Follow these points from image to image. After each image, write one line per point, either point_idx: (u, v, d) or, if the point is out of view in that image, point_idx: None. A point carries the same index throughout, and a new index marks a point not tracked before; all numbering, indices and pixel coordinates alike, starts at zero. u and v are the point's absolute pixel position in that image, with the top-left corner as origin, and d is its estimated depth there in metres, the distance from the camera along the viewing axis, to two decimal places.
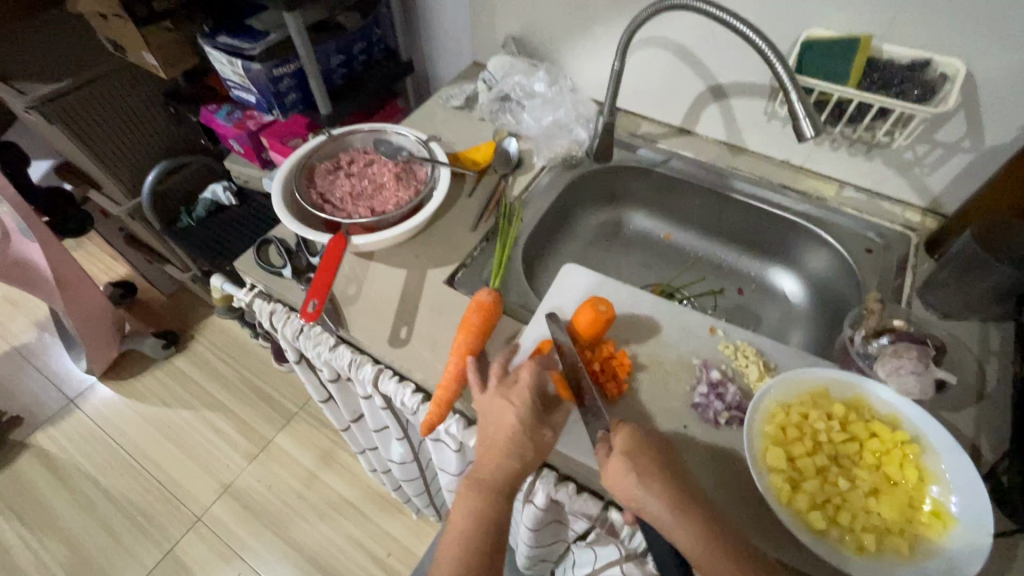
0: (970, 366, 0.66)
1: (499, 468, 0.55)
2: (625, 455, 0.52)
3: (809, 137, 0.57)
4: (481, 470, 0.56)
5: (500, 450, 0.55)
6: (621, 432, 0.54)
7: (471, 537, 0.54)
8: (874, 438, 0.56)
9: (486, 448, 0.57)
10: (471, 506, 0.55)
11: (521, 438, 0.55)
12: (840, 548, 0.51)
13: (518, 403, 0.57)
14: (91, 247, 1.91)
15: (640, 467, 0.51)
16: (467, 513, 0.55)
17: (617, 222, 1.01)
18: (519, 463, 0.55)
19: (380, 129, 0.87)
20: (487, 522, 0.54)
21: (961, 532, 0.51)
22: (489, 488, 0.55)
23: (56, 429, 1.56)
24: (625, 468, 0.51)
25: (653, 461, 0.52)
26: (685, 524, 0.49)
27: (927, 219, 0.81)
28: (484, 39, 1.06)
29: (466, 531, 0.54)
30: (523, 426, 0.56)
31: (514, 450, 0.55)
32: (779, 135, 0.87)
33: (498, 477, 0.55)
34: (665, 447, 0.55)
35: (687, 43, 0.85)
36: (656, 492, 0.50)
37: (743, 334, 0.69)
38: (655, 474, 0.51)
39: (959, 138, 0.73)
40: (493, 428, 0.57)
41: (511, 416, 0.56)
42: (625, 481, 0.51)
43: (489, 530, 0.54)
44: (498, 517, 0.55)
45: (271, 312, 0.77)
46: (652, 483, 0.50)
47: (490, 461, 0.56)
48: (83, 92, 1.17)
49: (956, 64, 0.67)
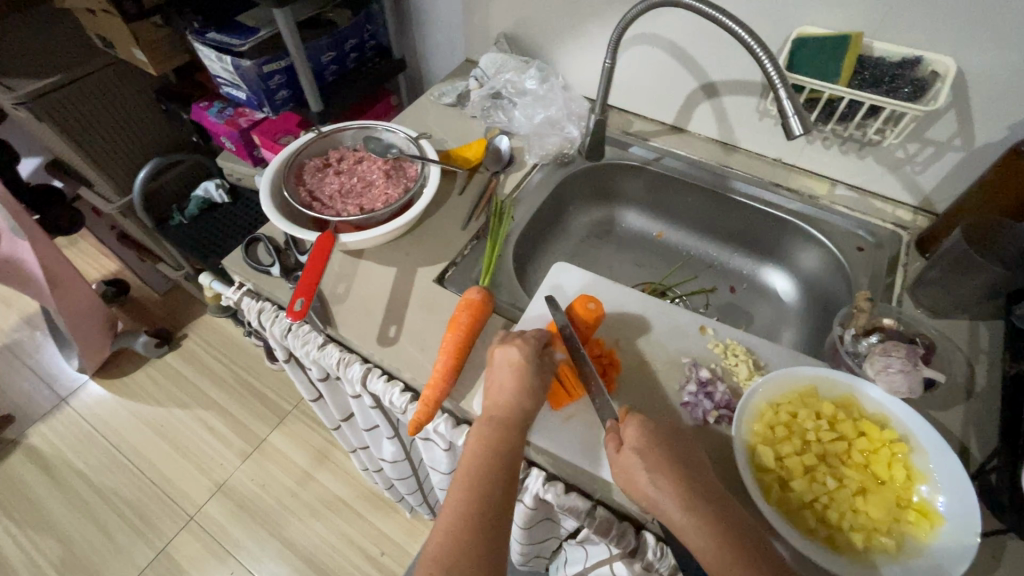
0: (960, 364, 0.66)
1: (514, 402, 0.57)
2: (635, 450, 0.52)
3: (798, 135, 0.57)
4: (495, 408, 0.57)
5: (515, 384, 0.58)
6: (631, 424, 0.55)
7: (485, 467, 0.52)
8: (863, 437, 0.56)
9: (498, 388, 0.59)
10: (487, 438, 0.55)
11: (533, 373, 0.59)
12: (827, 548, 0.51)
13: (523, 342, 0.61)
14: (84, 245, 1.90)
15: (649, 461, 0.51)
16: (482, 445, 0.54)
17: (609, 221, 1.01)
18: (533, 397, 0.57)
19: (370, 126, 0.86)
20: (504, 452, 0.54)
21: (948, 531, 0.50)
22: (504, 422, 0.56)
23: (48, 427, 1.55)
24: (635, 462, 0.52)
25: (666, 456, 0.52)
26: (696, 524, 0.48)
27: (919, 217, 0.81)
28: (477, 36, 1.06)
29: (480, 461, 0.53)
30: (532, 361, 0.59)
31: (527, 382, 0.58)
32: (770, 133, 0.87)
33: (513, 411, 0.57)
34: (680, 442, 0.54)
35: (679, 40, 0.85)
36: (667, 488, 0.50)
37: (733, 332, 0.69)
38: (665, 469, 0.51)
39: (950, 136, 0.73)
40: (503, 367, 0.60)
41: (518, 352, 0.60)
42: (637, 478, 0.51)
43: (504, 462, 0.53)
44: (511, 447, 0.54)
45: (259, 311, 0.76)
46: (660, 479, 0.50)
47: (503, 397, 0.58)
48: (72, 88, 1.16)
49: (947, 62, 0.67)
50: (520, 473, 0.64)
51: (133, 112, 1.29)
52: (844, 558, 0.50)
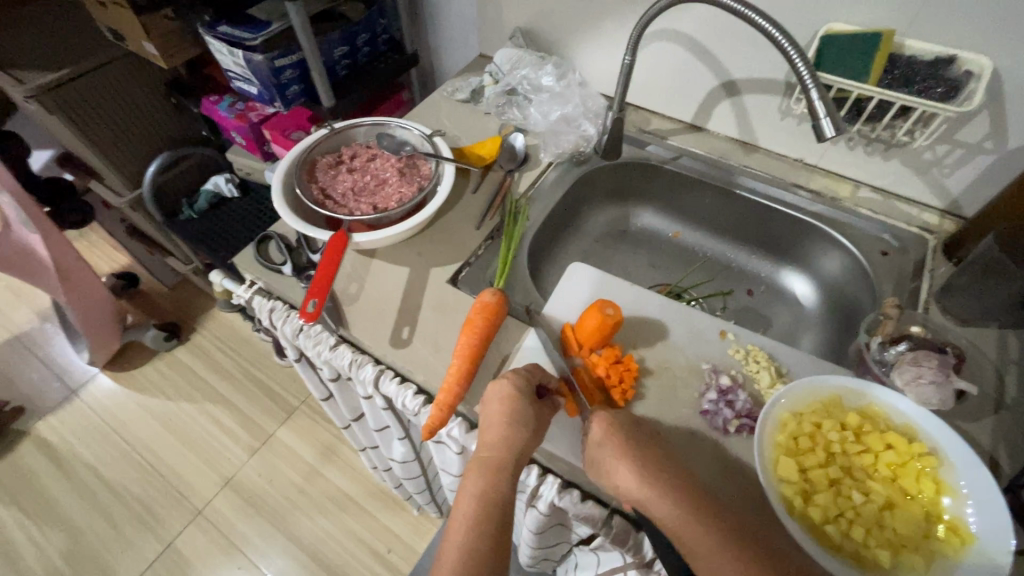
0: (990, 375, 0.64)
1: (506, 441, 0.54)
2: (597, 444, 0.54)
3: (829, 137, 0.55)
4: (484, 449, 0.55)
5: (503, 424, 0.54)
6: (596, 421, 0.55)
7: (477, 522, 0.51)
8: (890, 450, 0.54)
9: (486, 426, 0.56)
10: (477, 486, 0.53)
11: (524, 409, 0.55)
12: (853, 565, 0.49)
13: (512, 377, 0.58)
14: (94, 237, 1.91)
15: (607, 451, 0.53)
16: (474, 495, 0.53)
17: (624, 221, 0.99)
18: (526, 434, 0.55)
19: (383, 122, 0.85)
20: (497, 499, 0.52)
21: (980, 549, 0.49)
22: (495, 465, 0.54)
23: (57, 419, 1.55)
24: (598, 454, 0.53)
25: (630, 442, 0.53)
26: (658, 501, 0.50)
27: (946, 221, 0.79)
28: (491, 30, 1.04)
29: (471, 513, 0.52)
30: (521, 395, 0.56)
31: (519, 420, 0.55)
32: (793, 133, 0.85)
33: (502, 452, 0.54)
34: (643, 430, 0.55)
35: (701, 37, 0.83)
36: (623, 471, 0.51)
37: (754, 338, 0.67)
38: (623, 455, 0.52)
39: (982, 138, 0.70)
40: (491, 403, 0.56)
41: (508, 387, 0.57)
42: (601, 465, 0.53)
43: (496, 508, 0.52)
44: (502, 493, 0.53)
45: (270, 310, 0.75)
46: (617, 464, 0.52)
47: (492, 436, 0.55)
48: (83, 81, 1.15)
49: (983, 61, 0.65)
50: (535, 480, 0.63)
51: (143, 105, 1.28)
52: (872, 575, 0.49)
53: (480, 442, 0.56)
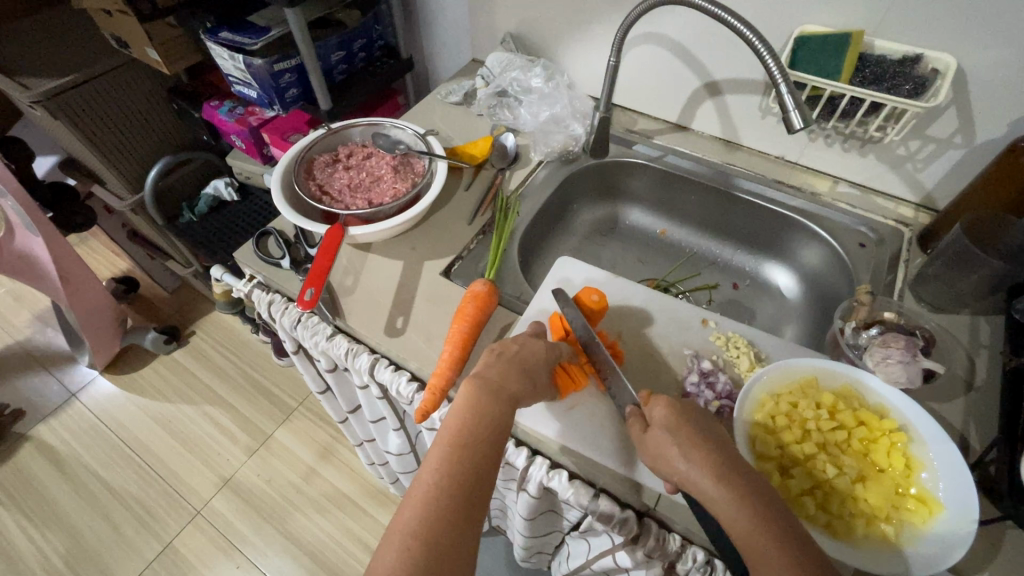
0: (960, 358, 0.66)
1: (510, 375, 0.54)
2: (665, 430, 0.52)
3: (798, 129, 0.58)
4: (486, 374, 0.53)
5: (512, 364, 0.55)
6: (659, 404, 0.55)
7: (470, 437, 0.48)
8: (863, 426, 0.57)
9: (494, 361, 0.55)
10: (474, 403, 0.50)
11: (539, 364, 0.57)
12: (825, 535, 0.51)
13: (548, 346, 0.60)
14: (95, 243, 1.93)
15: (681, 440, 0.51)
16: (466, 408, 0.50)
17: (612, 218, 1.02)
18: (530, 380, 0.55)
19: (378, 122, 0.88)
20: (491, 418, 0.49)
21: (946, 519, 0.51)
22: (496, 389, 0.52)
23: (58, 422, 1.57)
24: (664, 438, 0.52)
25: (699, 433, 0.51)
26: (728, 497, 0.47)
27: (920, 214, 0.82)
28: (483, 36, 1.07)
29: (463, 429, 0.48)
30: (543, 357, 0.58)
31: (529, 369, 0.56)
32: (773, 131, 0.88)
33: (505, 381, 0.53)
34: (710, 423, 0.54)
35: (683, 40, 0.86)
36: (697, 462, 0.49)
37: (734, 326, 0.70)
38: (697, 445, 0.50)
39: (950, 133, 0.74)
40: (511, 348, 0.57)
41: (540, 348, 0.58)
42: (667, 453, 0.51)
43: (490, 430, 0.49)
44: (498, 417, 0.50)
45: (269, 302, 0.78)
46: (690, 453, 0.50)
47: (501, 368, 0.54)
48: (88, 87, 1.17)
49: (947, 60, 0.68)
50: (525, 463, 0.65)
51: (145, 111, 1.31)
52: (844, 543, 0.51)
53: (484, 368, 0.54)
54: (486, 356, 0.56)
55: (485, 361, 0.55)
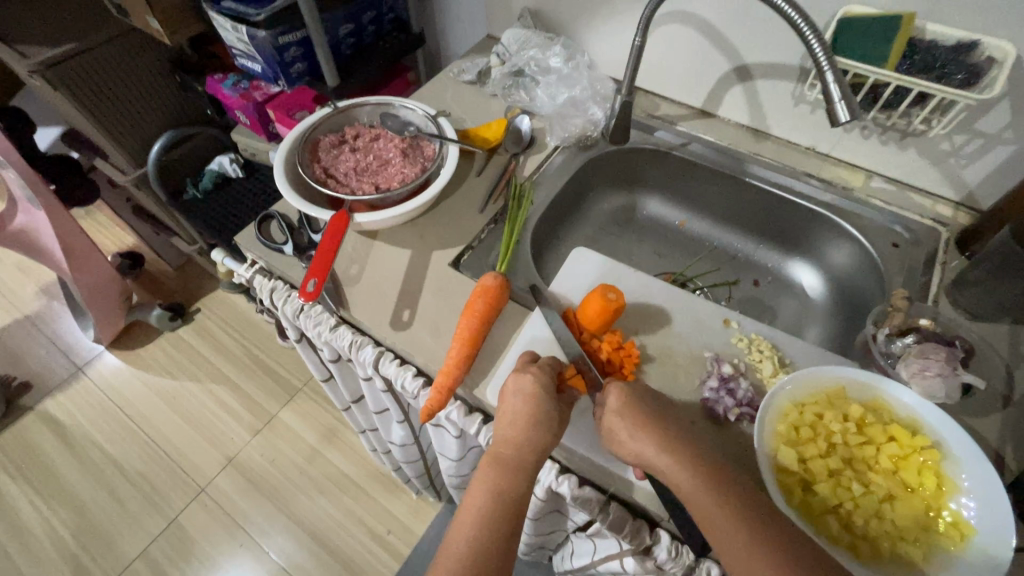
0: (999, 371, 0.62)
1: (523, 441, 0.53)
2: (617, 414, 0.53)
3: (843, 121, 0.54)
4: (503, 444, 0.54)
5: (527, 421, 0.53)
6: (612, 391, 0.55)
7: (488, 519, 0.49)
8: (892, 442, 0.53)
9: (507, 424, 0.54)
10: (490, 481, 0.51)
11: (546, 404, 0.54)
12: (851, 556, 0.48)
13: (536, 372, 0.57)
14: (100, 216, 1.91)
15: (631, 421, 0.52)
16: (487, 488, 0.51)
17: (629, 207, 0.98)
18: (547, 431, 0.53)
19: (387, 102, 0.83)
20: (510, 496, 0.50)
21: (981, 543, 0.48)
22: (512, 464, 0.52)
23: (64, 396, 1.57)
24: (618, 424, 0.53)
25: (642, 410, 0.53)
26: (688, 479, 0.47)
27: (960, 213, 0.77)
28: (498, 11, 1.02)
29: (482, 512, 0.50)
30: (545, 395, 0.54)
31: (542, 417, 0.53)
32: (808, 120, 0.83)
33: (521, 450, 0.52)
34: (659, 401, 0.55)
35: (713, 20, 0.81)
36: (645, 439, 0.51)
37: (758, 327, 0.66)
38: (646, 425, 0.52)
39: (1000, 128, 0.68)
40: (512, 397, 0.55)
41: (532, 382, 0.55)
42: (622, 436, 0.52)
43: (510, 509, 0.50)
44: (518, 493, 0.51)
45: (271, 289, 0.75)
46: (641, 434, 0.51)
47: (514, 438, 0.53)
48: (87, 56, 1.13)
49: (1006, 47, 0.62)
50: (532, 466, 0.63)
51: (148, 83, 1.27)
52: (867, 566, 0.48)
53: (501, 437, 0.54)
54: (497, 420, 0.56)
55: (498, 427, 0.55)
